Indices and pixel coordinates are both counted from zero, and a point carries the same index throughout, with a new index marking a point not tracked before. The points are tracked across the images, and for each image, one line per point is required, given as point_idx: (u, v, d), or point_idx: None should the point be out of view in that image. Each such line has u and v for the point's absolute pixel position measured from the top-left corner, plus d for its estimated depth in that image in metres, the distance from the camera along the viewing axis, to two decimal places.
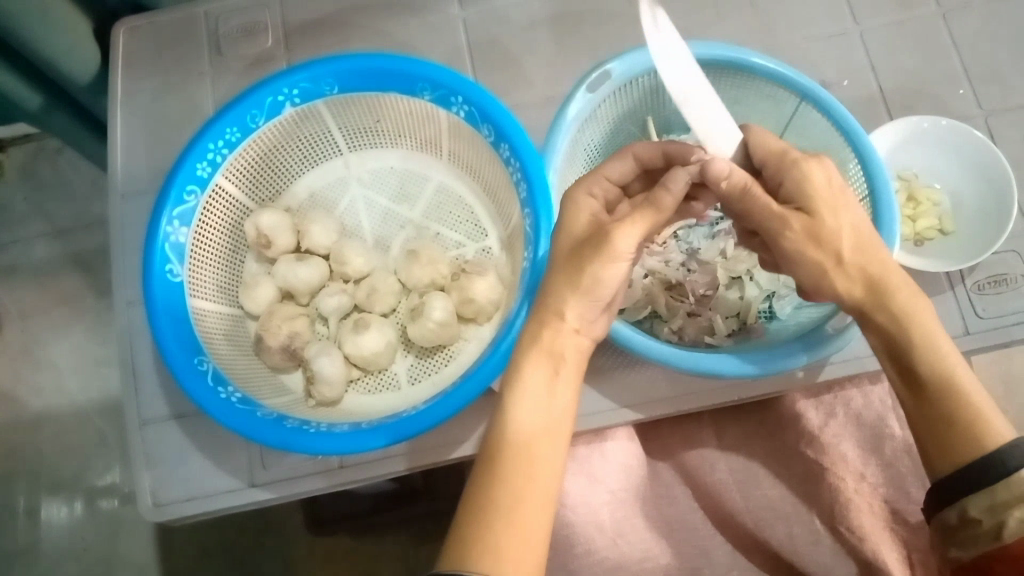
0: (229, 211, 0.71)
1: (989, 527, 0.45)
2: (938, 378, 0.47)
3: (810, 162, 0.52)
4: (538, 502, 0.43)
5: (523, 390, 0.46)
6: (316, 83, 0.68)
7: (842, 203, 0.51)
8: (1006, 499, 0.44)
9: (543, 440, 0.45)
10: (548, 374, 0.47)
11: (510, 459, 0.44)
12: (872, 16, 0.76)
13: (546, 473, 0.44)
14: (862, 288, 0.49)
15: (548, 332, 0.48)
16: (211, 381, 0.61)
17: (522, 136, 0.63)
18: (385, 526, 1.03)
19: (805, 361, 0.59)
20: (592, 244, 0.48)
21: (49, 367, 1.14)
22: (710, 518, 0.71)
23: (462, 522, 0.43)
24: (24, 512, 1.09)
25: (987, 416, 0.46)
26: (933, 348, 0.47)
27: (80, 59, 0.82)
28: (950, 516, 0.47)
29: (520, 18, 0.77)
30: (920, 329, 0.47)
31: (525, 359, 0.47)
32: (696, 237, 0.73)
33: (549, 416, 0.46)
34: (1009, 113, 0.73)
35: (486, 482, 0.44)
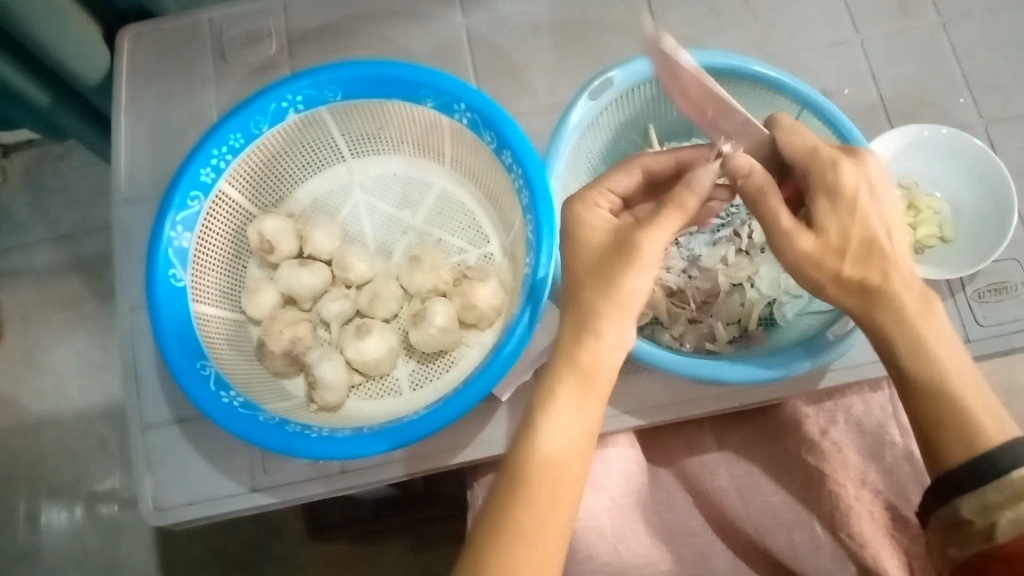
0: (232, 216, 0.72)
1: (981, 528, 0.45)
2: (927, 381, 0.47)
3: (840, 160, 0.50)
4: (559, 526, 0.44)
5: (556, 413, 0.45)
6: (320, 90, 0.68)
7: (863, 208, 0.49)
8: (996, 499, 0.44)
9: (571, 464, 0.45)
10: (581, 395, 0.46)
11: (535, 477, 0.44)
12: (873, 25, 0.76)
13: (570, 494, 0.45)
14: (854, 294, 0.49)
15: (586, 351, 0.46)
16: (213, 385, 0.61)
17: (524, 143, 0.63)
18: (385, 532, 1.03)
19: (810, 366, 0.59)
20: (617, 254, 0.47)
21: (50, 372, 1.14)
22: (710, 525, 0.72)
23: (482, 539, 0.43)
24: (24, 517, 1.09)
25: (980, 419, 0.46)
26: (923, 352, 0.47)
27: (89, 63, 0.83)
28: (944, 516, 0.46)
29: (522, 26, 0.78)
30: (911, 333, 0.47)
31: (561, 381, 0.46)
32: (698, 243, 0.73)
33: (578, 439, 0.45)
34: (1009, 121, 0.73)
35: (512, 503, 0.44)
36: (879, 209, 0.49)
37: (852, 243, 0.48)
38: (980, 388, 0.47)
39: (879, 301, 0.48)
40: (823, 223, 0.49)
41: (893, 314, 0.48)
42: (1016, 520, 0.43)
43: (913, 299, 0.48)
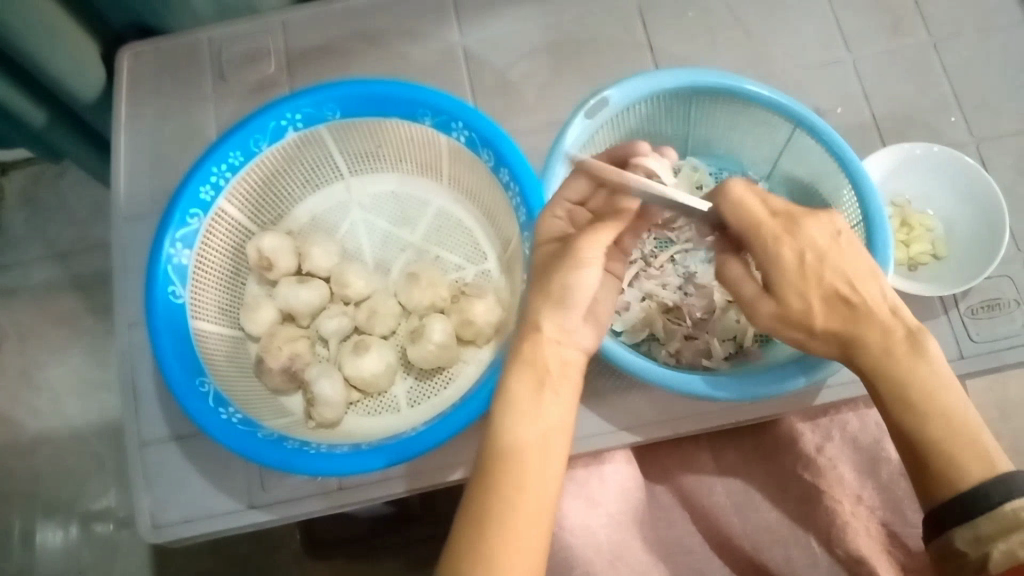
0: (231, 234, 0.72)
1: (975, 559, 0.44)
2: (908, 428, 0.46)
3: (781, 238, 0.48)
4: (531, 513, 0.42)
5: (511, 401, 0.45)
6: (319, 109, 0.69)
7: (814, 279, 0.48)
8: (989, 531, 0.43)
9: (538, 450, 0.44)
10: (535, 383, 0.46)
11: (502, 468, 0.43)
12: (864, 46, 0.77)
13: (540, 480, 0.43)
14: (836, 344, 0.49)
15: (528, 345, 0.47)
16: (212, 402, 0.61)
17: (521, 162, 0.64)
18: (382, 550, 1.03)
19: (804, 383, 0.59)
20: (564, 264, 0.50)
21: (47, 389, 1.14)
22: (707, 543, 0.71)
23: (456, 538, 0.43)
24: (19, 534, 1.09)
25: (963, 462, 0.45)
26: (904, 401, 0.46)
27: (86, 82, 0.84)
28: (940, 547, 0.45)
29: (519, 46, 0.79)
30: (890, 383, 0.47)
31: (510, 372, 0.46)
32: (694, 261, 0.74)
33: (542, 426, 0.45)
34: (1000, 140, 0.74)
35: (477, 495, 0.43)
36: (835, 267, 0.48)
37: (813, 301, 0.48)
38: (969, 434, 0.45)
39: (862, 350, 0.48)
40: (782, 296, 0.48)
41: (879, 359, 0.47)
42: (1010, 552, 0.42)
43: (895, 345, 0.47)
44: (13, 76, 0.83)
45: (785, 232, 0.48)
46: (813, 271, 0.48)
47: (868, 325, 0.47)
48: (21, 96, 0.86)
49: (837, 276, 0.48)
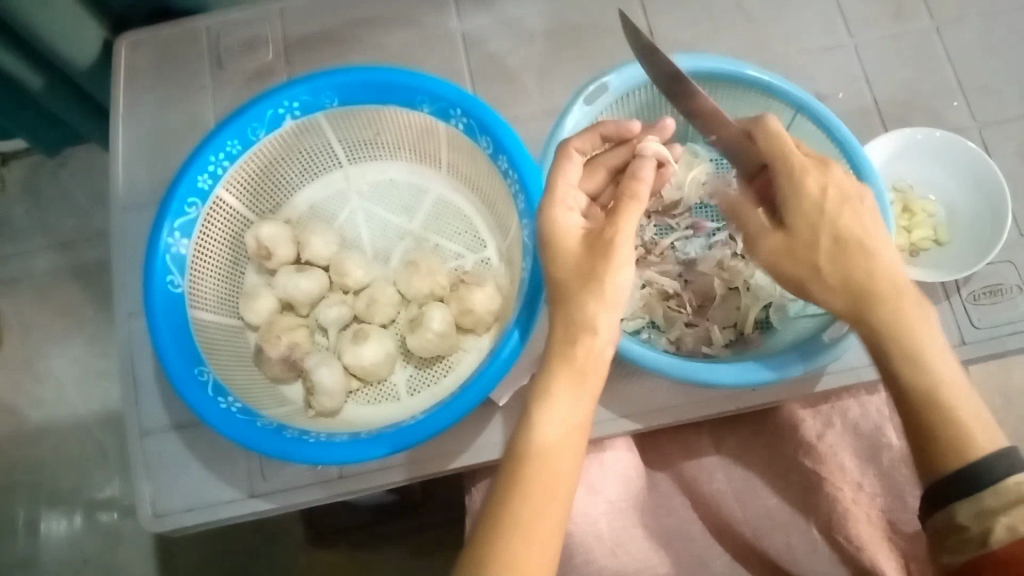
0: (230, 223, 0.72)
1: (975, 534, 0.43)
2: (918, 392, 0.47)
3: (807, 170, 0.52)
4: (557, 517, 0.45)
5: (548, 405, 0.47)
6: (317, 97, 0.69)
7: (832, 214, 0.51)
8: (993, 504, 0.43)
9: (565, 453, 0.46)
10: (574, 391, 0.47)
11: (533, 469, 0.46)
12: (866, 30, 0.76)
13: (567, 487, 0.46)
14: (846, 297, 0.50)
15: (580, 349, 0.47)
16: (211, 391, 0.61)
17: (521, 149, 0.64)
18: (386, 538, 1.03)
19: (801, 371, 0.59)
20: (593, 254, 0.48)
21: (49, 379, 1.14)
22: (709, 529, 0.72)
23: (484, 530, 0.44)
24: (23, 525, 1.09)
25: (970, 429, 0.46)
26: (918, 361, 0.48)
27: (81, 47, 0.83)
28: (939, 521, 0.45)
29: (518, 32, 0.78)
30: (905, 343, 0.48)
31: (555, 377, 0.47)
32: (694, 247, 0.73)
33: (569, 433, 0.47)
34: (1003, 125, 0.74)
35: (507, 496, 0.45)
36: (853, 212, 0.51)
37: (822, 238, 0.51)
38: (972, 401, 0.47)
39: (875, 305, 0.49)
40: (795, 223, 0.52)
41: (895, 314, 0.48)
42: (1012, 526, 0.42)
43: (906, 306, 0.49)
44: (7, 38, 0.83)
45: (814, 167, 0.53)
46: (832, 212, 0.51)
47: (875, 272, 0.49)
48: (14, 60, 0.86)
49: (857, 226, 0.51)
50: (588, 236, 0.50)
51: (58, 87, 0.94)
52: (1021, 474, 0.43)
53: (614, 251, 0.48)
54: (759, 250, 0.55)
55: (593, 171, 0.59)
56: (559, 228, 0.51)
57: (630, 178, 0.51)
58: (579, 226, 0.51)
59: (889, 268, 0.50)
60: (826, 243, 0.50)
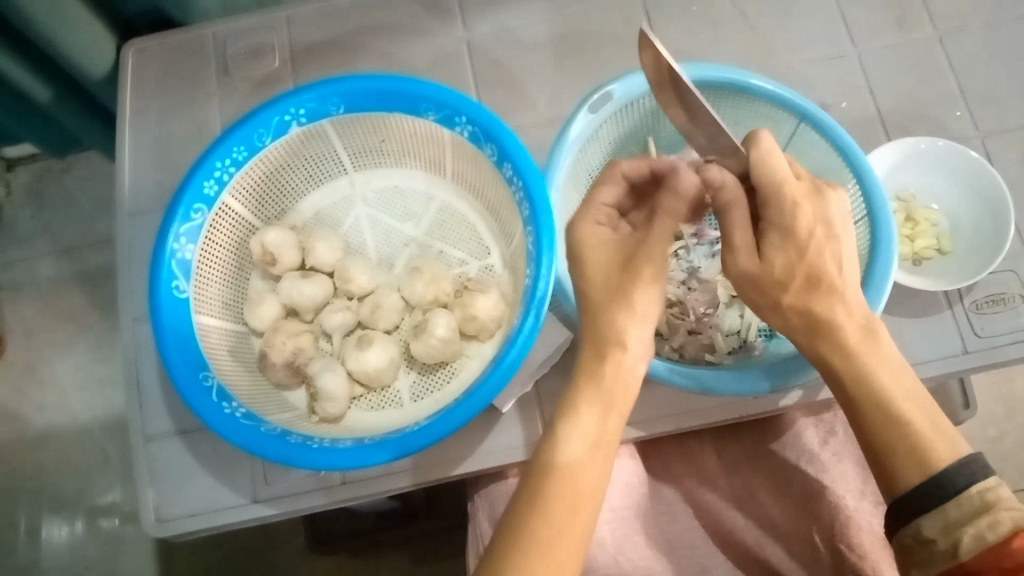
0: (235, 229, 0.72)
1: (943, 546, 0.45)
2: (873, 411, 0.48)
3: (801, 201, 0.50)
4: (579, 535, 0.45)
5: (574, 421, 0.47)
6: (322, 104, 0.69)
7: (811, 253, 0.49)
8: (957, 517, 0.45)
9: (590, 473, 0.46)
10: (600, 412, 0.47)
11: (558, 484, 0.46)
12: (869, 39, 0.77)
13: (589, 506, 0.46)
14: (803, 325, 0.49)
15: (609, 366, 0.48)
16: (215, 396, 0.61)
17: (525, 156, 0.64)
18: (382, 547, 1.03)
19: (768, 389, 0.59)
20: (626, 272, 0.49)
21: (52, 385, 1.14)
22: (710, 536, 0.71)
23: (501, 545, 0.45)
24: (25, 531, 1.09)
25: (927, 444, 0.46)
26: (871, 384, 0.48)
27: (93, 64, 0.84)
28: (906, 536, 0.47)
29: (523, 40, 0.79)
30: (857, 367, 0.48)
31: (582, 394, 0.48)
32: (698, 256, 0.74)
33: (594, 453, 0.47)
34: (1006, 134, 0.74)
35: (527, 510, 0.45)
36: (833, 250, 0.49)
37: (797, 274, 0.48)
38: (928, 413, 0.48)
39: (830, 333, 0.48)
40: (770, 255, 0.49)
41: (844, 339, 0.48)
42: (980, 536, 0.44)
43: (855, 329, 0.48)
44: (17, 50, 0.84)
45: (805, 201, 0.50)
46: (815, 248, 0.49)
47: (835, 304, 0.49)
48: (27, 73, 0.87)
49: (832, 259, 0.49)
50: (614, 247, 0.51)
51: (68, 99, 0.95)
52: (983, 482, 0.46)
53: (641, 271, 0.48)
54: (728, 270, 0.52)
55: None
56: (588, 241, 0.52)
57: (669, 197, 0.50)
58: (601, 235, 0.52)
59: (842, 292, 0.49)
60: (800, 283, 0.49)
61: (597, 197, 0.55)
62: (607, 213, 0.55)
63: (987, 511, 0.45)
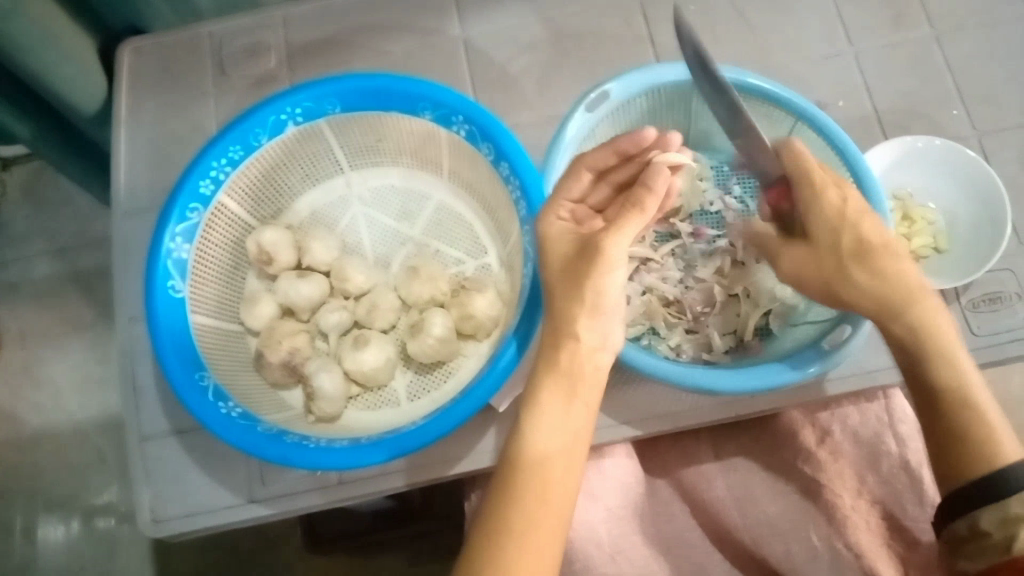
0: (231, 228, 0.72)
1: (998, 540, 0.45)
2: (948, 395, 0.49)
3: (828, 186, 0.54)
4: (553, 525, 0.45)
5: (538, 411, 0.47)
6: (319, 103, 0.69)
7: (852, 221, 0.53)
8: (1018, 512, 0.45)
9: (560, 461, 0.46)
10: (564, 400, 0.48)
11: (528, 475, 0.46)
12: (866, 38, 0.77)
13: (561, 495, 0.46)
14: (887, 303, 0.51)
15: (564, 355, 0.48)
16: (211, 396, 0.61)
17: (522, 155, 0.64)
18: (380, 546, 1.03)
19: (809, 374, 0.59)
20: (584, 258, 0.49)
21: (48, 385, 1.14)
22: (706, 535, 0.72)
23: (477, 541, 0.44)
24: (21, 531, 1.09)
25: (998, 437, 0.47)
26: (950, 367, 0.49)
27: (85, 89, 0.83)
28: (962, 527, 0.47)
29: (519, 38, 0.79)
30: (937, 347, 0.50)
31: (543, 384, 0.48)
32: (696, 252, 0.73)
33: (563, 441, 0.47)
34: (1002, 133, 0.74)
35: (500, 503, 0.45)
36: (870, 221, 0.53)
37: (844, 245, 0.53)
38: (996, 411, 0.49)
39: (913, 310, 0.51)
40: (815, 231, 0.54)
41: (930, 321, 0.50)
42: None
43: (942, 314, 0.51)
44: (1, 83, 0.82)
45: None
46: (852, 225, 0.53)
47: (914, 279, 0.51)
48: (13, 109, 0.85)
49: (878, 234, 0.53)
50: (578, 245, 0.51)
51: (50, 136, 0.92)
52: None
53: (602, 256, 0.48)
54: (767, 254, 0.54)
55: (601, 186, 0.58)
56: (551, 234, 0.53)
57: (642, 188, 0.50)
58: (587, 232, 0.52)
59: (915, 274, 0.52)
60: (848, 247, 0.53)
61: (562, 191, 0.54)
62: (574, 208, 0.55)
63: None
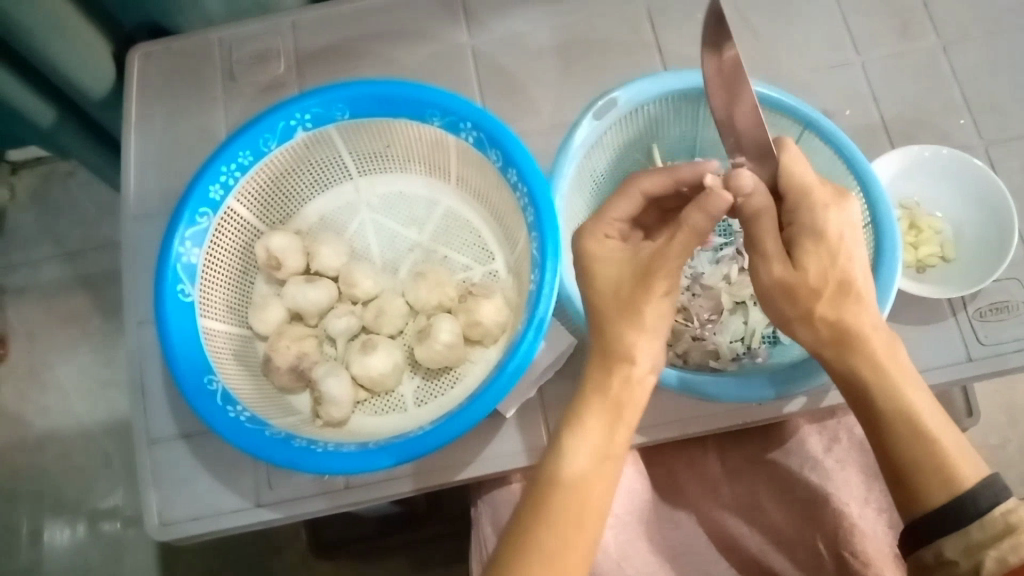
0: (241, 233, 0.73)
1: (966, 568, 0.45)
2: (899, 427, 0.48)
3: (827, 209, 0.51)
4: (582, 549, 0.45)
5: (583, 429, 0.48)
6: (328, 109, 0.70)
7: (842, 260, 0.49)
8: (980, 539, 0.45)
9: (597, 485, 0.47)
10: (609, 423, 0.48)
11: (564, 496, 0.46)
12: (873, 48, 0.77)
13: (593, 520, 0.46)
14: (830, 339, 0.49)
15: (616, 379, 0.48)
16: (220, 400, 0.62)
17: (530, 163, 0.64)
18: (386, 550, 1.03)
19: (772, 396, 0.59)
20: (640, 285, 0.49)
21: (55, 388, 1.14)
22: (712, 543, 0.71)
23: (504, 555, 0.45)
24: (26, 533, 1.09)
25: (953, 463, 0.47)
26: (897, 397, 0.48)
27: (96, 78, 0.84)
28: (927, 555, 0.47)
29: (528, 46, 0.79)
30: (883, 377, 0.48)
31: (589, 405, 0.48)
32: (702, 261, 0.74)
33: (601, 466, 0.47)
34: (1010, 142, 0.74)
35: (533, 522, 0.45)
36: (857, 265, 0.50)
37: (828, 285, 0.49)
38: (949, 432, 0.48)
39: (856, 348, 0.49)
40: (804, 262, 0.49)
41: (872, 355, 0.48)
42: (1002, 558, 0.44)
43: (884, 344, 0.49)
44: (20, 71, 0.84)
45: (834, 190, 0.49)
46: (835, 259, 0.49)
47: (862, 314, 0.49)
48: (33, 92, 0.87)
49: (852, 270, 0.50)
50: (625, 259, 0.51)
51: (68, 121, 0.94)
52: (1005, 504, 0.45)
53: (655, 283, 0.48)
54: (758, 281, 0.52)
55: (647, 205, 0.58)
56: (600, 253, 0.52)
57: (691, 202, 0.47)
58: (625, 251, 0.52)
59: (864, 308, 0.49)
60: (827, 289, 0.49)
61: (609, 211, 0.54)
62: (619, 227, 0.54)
63: (1010, 534, 0.44)
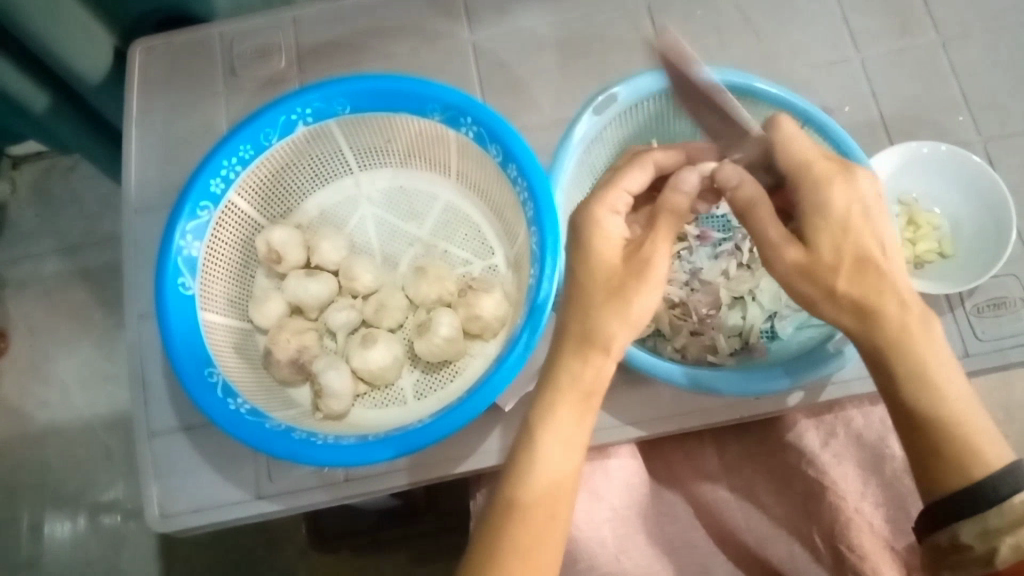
0: (242, 226, 0.73)
1: (980, 553, 0.46)
2: (923, 411, 0.47)
3: (835, 182, 0.50)
4: (557, 541, 0.46)
5: (554, 417, 0.47)
6: (329, 103, 0.70)
7: (855, 234, 0.49)
8: (997, 525, 0.45)
9: (568, 478, 0.47)
10: (579, 412, 0.48)
11: (538, 492, 0.46)
12: (873, 44, 0.77)
13: (565, 507, 0.47)
14: (851, 314, 0.48)
15: (591, 369, 0.48)
16: (220, 393, 0.62)
17: (530, 157, 0.64)
18: (384, 544, 1.04)
19: (787, 385, 0.60)
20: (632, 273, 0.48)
21: (55, 382, 1.15)
22: (711, 536, 0.73)
23: (479, 550, 0.46)
24: (27, 526, 1.09)
25: (977, 448, 0.47)
26: (923, 380, 0.47)
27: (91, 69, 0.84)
28: (942, 538, 0.47)
29: (528, 42, 0.79)
30: (909, 358, 0.47)
31: (560, 397, 0.47)
32: (700, 256, 0.74)
33: (569, 458, 0.47)
34: (1008, 139, 0.74)
35: (508, 518, 0.46)
36: (868, 233, 0.49)
37: (845, 260, 0.48)
38: (975, 416, 0.48)
39: (878, 325, 0.48)
40: (815, 243, 0.49)
41: (896, 339, 0.47)
42: (1017, 545, 0.44)
43: (913, 321, 0.48)
44: (15, 59, 0.84)
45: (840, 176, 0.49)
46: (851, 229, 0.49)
47: (887, 293, 0.48)
48: (22, 80, 0.87)
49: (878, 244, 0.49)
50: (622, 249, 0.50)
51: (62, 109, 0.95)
52: None
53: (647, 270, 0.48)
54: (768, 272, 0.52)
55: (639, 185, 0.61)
56: (602, 231, 0.50)
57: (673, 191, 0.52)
58: (621, 233, 0.51)
59: (895, 288, 0.48)
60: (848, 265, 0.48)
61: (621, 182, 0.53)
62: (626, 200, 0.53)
63: None
